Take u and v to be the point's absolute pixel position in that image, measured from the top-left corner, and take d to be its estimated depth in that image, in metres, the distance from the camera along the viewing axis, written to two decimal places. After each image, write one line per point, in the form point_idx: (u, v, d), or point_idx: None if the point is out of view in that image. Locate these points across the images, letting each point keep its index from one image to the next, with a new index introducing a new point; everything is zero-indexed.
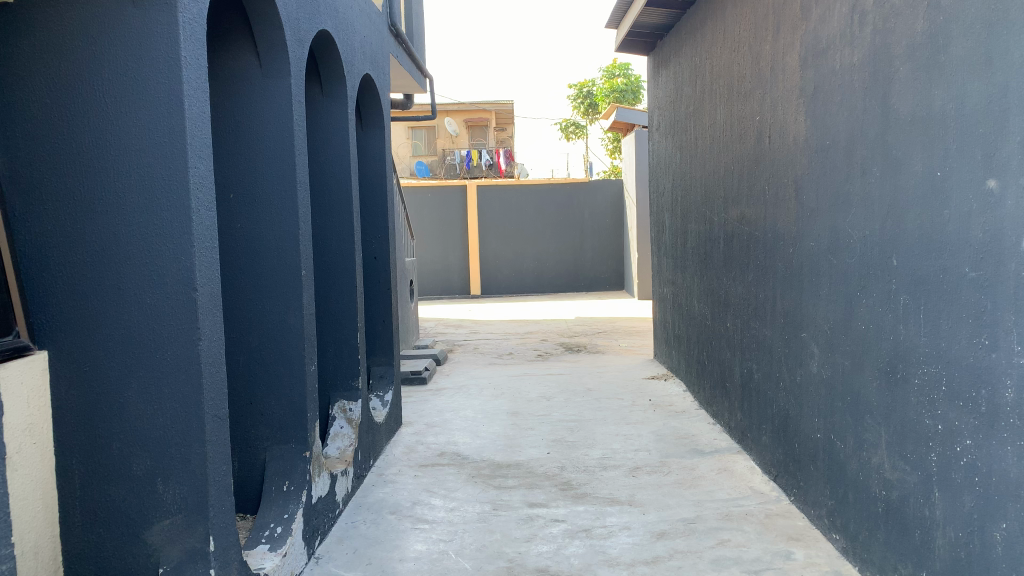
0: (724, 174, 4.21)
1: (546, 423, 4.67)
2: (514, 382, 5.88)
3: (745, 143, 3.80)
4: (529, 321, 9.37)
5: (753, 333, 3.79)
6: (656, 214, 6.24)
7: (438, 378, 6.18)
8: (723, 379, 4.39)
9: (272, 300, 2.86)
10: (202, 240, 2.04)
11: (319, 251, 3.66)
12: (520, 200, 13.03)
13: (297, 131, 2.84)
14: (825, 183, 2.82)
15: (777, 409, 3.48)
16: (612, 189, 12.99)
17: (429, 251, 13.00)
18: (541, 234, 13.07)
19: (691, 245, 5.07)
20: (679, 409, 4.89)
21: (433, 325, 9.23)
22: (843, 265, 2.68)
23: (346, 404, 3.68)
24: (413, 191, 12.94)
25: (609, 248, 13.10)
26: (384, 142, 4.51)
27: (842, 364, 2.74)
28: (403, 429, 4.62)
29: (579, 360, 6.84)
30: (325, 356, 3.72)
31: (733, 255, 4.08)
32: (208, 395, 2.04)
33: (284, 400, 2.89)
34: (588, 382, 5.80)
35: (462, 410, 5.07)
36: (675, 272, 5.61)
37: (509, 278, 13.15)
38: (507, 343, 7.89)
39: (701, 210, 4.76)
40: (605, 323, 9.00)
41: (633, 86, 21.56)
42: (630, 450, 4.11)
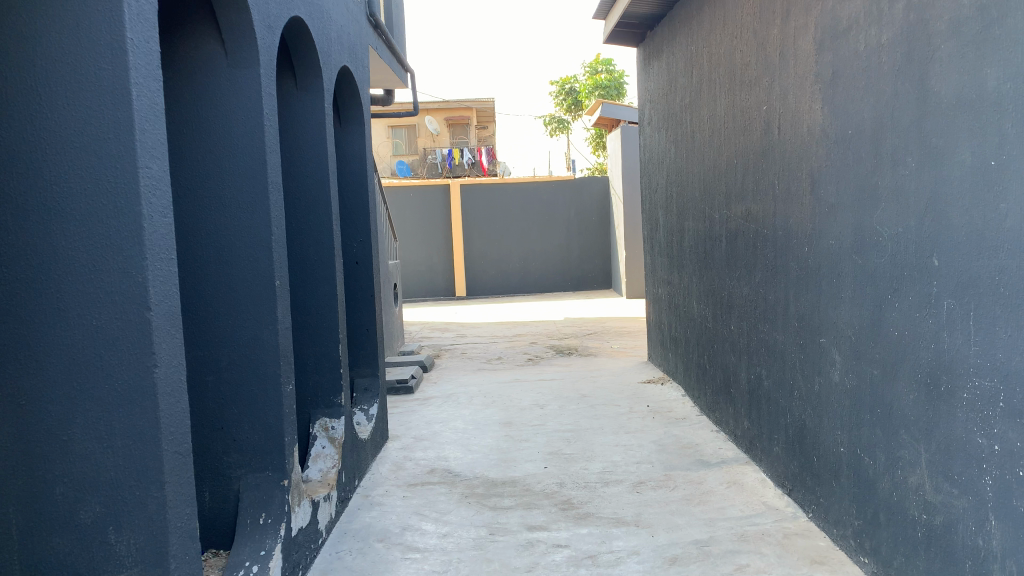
0: (727, 169, 3.99)
1: (541, 434, 4.42)
2: (505, 389, 5.63)
3: (751, 135, 3.57)
4: (517, 323, 9.12)
5: (762, 337, 3.57)
6: (649, 212, 6.02)
7: (425, 386, 5.92)
8: (727, 385, 4.17)
9: (244, 313, 2.59)
10: (155, 251, 1.77)
11: (296, 257, 3.39)
12: (504, 198, 12.77)
13: (268, 128, 2.57)
14: (848, 176, 2.59)
15: (791, 419, 3.26)
16: (598, 186, 12.77)
17: (412, 252, 12.71)
18: (527, 233, 12.82)
19: (689, 243, 4.85)
20: (679, 416, 4.66)
21: (418, 329, 8.95)
22: (871, 265, 2.46)
23: (328, 421, 3.42)
24: (395, 191, 12.64)
25: (596, 246, 12.87)
26: (364, 139, 4.24)
27: (869, 373, 2.51)
28: (389, 444, 4.35)
29: (572, 364, 6.59)
30: (305, 371, 3.45)
31: (737, 254, 3.85)
32: (166, 429, 1.78)
33: (259, 424, 2.61)
34: (582, 387, 5.56)
35: (451, 421, 4.81)
36: (671, 272, 5.39)
37: (494, 278, 12.89)
38: (496, 346, 7.64)
39: (700, 207, 4.54)
40: (595, 324, 8.77)
41: (616, 82, 21.36)
42: (632, 463, 3.87)
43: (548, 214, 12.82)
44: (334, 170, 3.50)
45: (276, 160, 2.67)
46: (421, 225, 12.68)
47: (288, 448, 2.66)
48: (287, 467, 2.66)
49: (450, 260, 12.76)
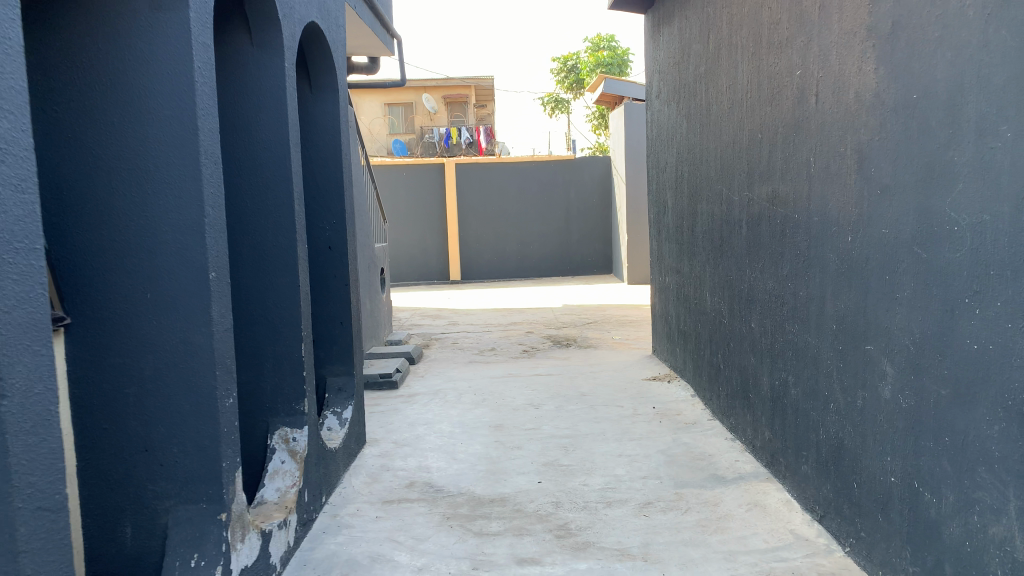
0: (749, 145, 3.52)
1: (535, 441, 3.97)
2: (497, 385, 5.18)
3: (780, 105, 3.09)
4: (513, 311, 8.66)
5: (789, 338, 3.11)
6: (656, 194, 5.55)
7: (411, 381, 5.47)
8: (745, 388, 3.72)
9: (173, 312, 2.13)
10: (6, 239, 1.30)
11: (252, 243, 2.92)
12: (501, 179, 12.27)
13: (200, 85, 2.10)
14: (909, 151, 2.13)
15: (823, 436, 2.81)
16: (599, 166, 12.27)
17: (406, 234, 12.24)
18: (525, 215, 12.33)
19: (702, 228, 4.39)
20: (689, 420, 4.21)
21: (408, 316, 8.49)
22: (939, 261, 2.00)
23: (288, 432, 2.98)
24: (388, 170, 12.14)
25: (597, 229, 12.39)
26: (338, 109, 3.76)
27: (934, 392, 2.06)
28: (366, 450, 3.90)
29: (570, 357, 6.13)
30: (263, 374, 2.99)
31: (760, 242, 3.39)
32: (22, 478, 1.32)
33: (191, 447, 2.15)
34: (582, 385, 5.11)
35: (437, 424, 4.36)
36: (680, 260, 4.93)
37: (491, 262, 12.42)
38: (490, 336, 7.18)
39: (716, 188, 4.07)
40: (595, 313, 8.30)
41: (618, 60, 20.77)
42: (637, 477, 3.42)
43: (547, 195, 12.33)
44: (298, 142, 3.02)
45: (213, 125, 2.19)
46: (414, 206, 12.20)
47: (227, 475, 2.20)
48: (226, 498, 2.20)
49: (445, 243, 12.29)
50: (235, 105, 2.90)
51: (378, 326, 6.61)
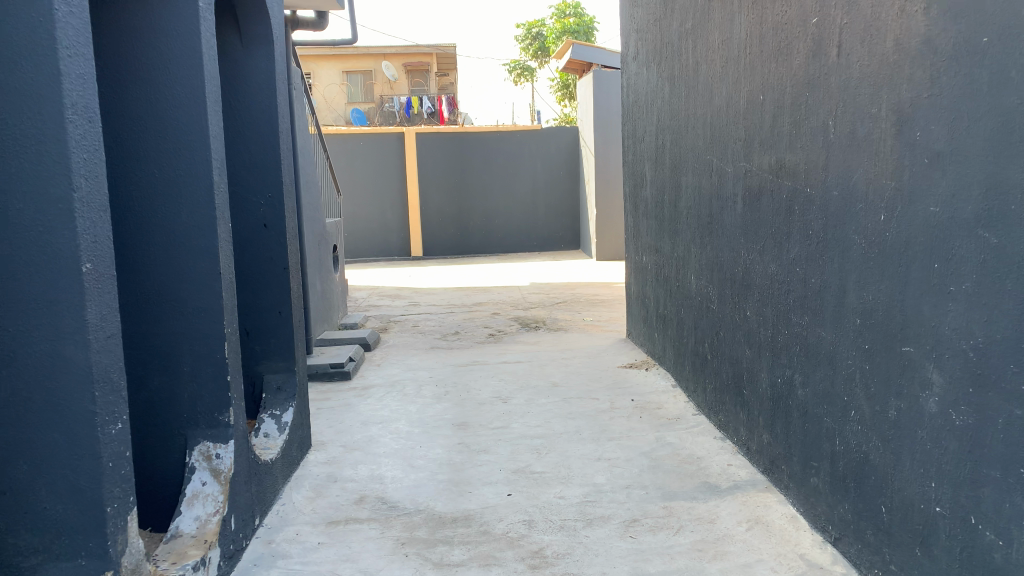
0: (747, 108, 3.08)
1: (503, 443, 3.54)
2: (461, 376, 4.73)
3: (789, 60, 2.66)
4: (477, 290, 8.20)
5: (795, 331, 2.71)
6: (632, 166, 5.11)
7: (366, 370, 5.00)
8: (738, 383, 3.32)
9: (35, 315, 1.63)
10: None
11: (162, 221, 2.41)
12: (464, 150, 11.73)
13: (63, 15, 1.58)
14: (974, 109, 1.70)
15: (840, 447, 2.42)
16: (566, 137, 11.79)
17: (364, 208, 11.66)
18: (489, 188, 11.83)
19: (686, 204, 3.97)
20: (672, 417, 3.81)
21: (366, 295, 7.98)
22: (1017, 248, 1.59)
23: (210, 448, 2.51)
24: (344, 140, 11.52)
25: (564, 203, 11.94)
26: (274, 64, 3.24)
27: (1002, 411, 1.66)
28: (310, 457, 3.44)
29: (539, 341, 5.70)
30: (179, 379, 2.50)
31: (761, 219, 2.97)
32: None
33: (65, 488, 1.67)
34: (553, 374, 4.69)
35: (393, 422, 3.91)
36: (660, 238, 4.52)
37: (453, 237, 11.91)
38: (453, 318, 6.72)
39: (703, 159, 3.65)
40: (564, 292, 7.88)
41: (585, 28, 20.20)
42: (620, 488, 3.01)
43: (512, 167, 11.82)
44: (218, 99, 2.51)
45: (89, 72, 1.68)
46: (372, 178, 11.62)
47: (114, 522, 1.71)
48: (113, 552, 1.72)
49: (405, 217, 11.74)
50: (137, 53, 2.37)
51: (331, 308, 6.10)
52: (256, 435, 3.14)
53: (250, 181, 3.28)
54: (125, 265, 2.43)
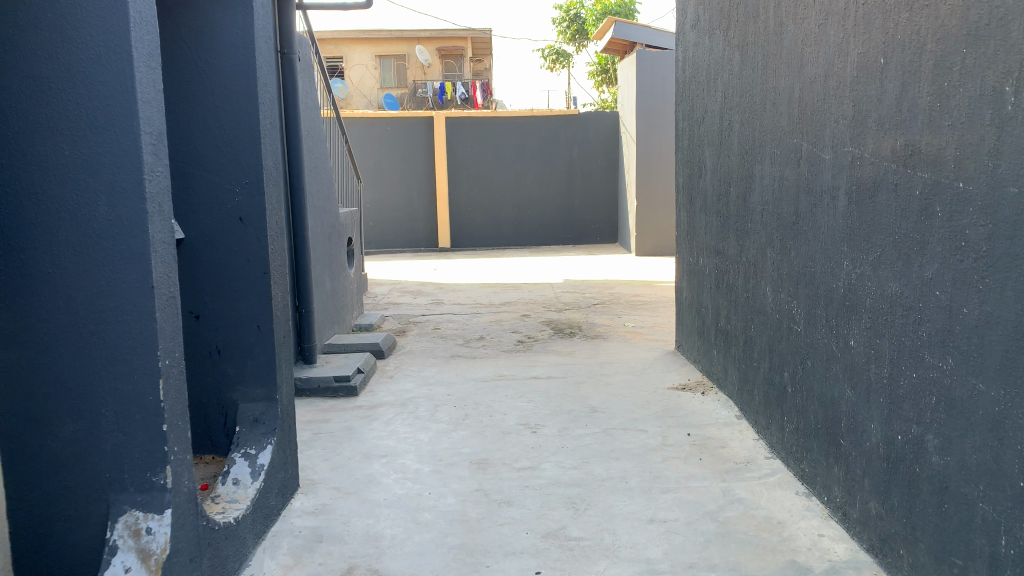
0: (856, 76, 2.36)
1: (530, 490, 2.88)
2: (484, 395, 4.07)
3: (930, 4, 1.94)
4: (507, 288, 7.53)
5: (930, 376, 2.00)
6: (688, 153, 4.40)
7: (376, 384, 4.37)
8: (832, 429, 2.61)
9: None
10: None
11: (74, 216, 1.80)
12: (496, 135, 11.04)
13: None
14: None
15: (1006, 548, 1.71)
16: (606, 123, 11.04)
17: (389, 196, 11.06)
18: (522, 176, 11.14)
19: (760, 198, 3.26)
20: (739, 461, 3.12)
21: (386, 291, 7.37)
22: None
23: (138, 518, 1.87)
24: (370, 123, 10.91)
25: (602, 193, 11.20)
26: (252, 18, 2.59)
27: None
28: (294, 505, 2.81)
29: (575, 351, 5.02)
30: (99, 427, 1.87)
31: (878, 222, 2.25)
32: None
33: None
34: (591, 395, 4.02)
35: (400, 456, 3.27)
36: (723, 238, 3.81)
37: (484, 228, 11.24)
38: (478, 320, 6.08)
39: (787, 143, 2.94)
40: (602, 292, 7.18)
41: (625, 9, 19.34)
42: (680, 568, 2.33)
43: (547, 154, 11.11)
44: (156, 53, 1.86)
45: None
46: (399, 164, 11.01)
47: None
48: None
49: (433, 205, 11.11)
50: None
51: (342, 308, 5.48)
52: (221, 483, 2.55)
53: (223, 163, 2.65)
54: (25, 274, 1.82)
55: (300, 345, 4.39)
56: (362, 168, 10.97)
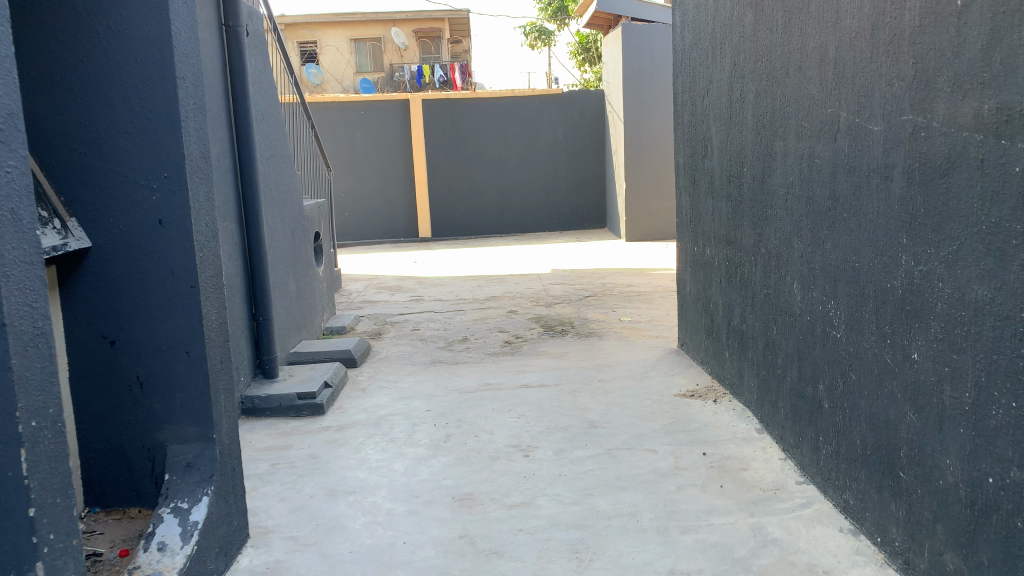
0: (917, 25, 1.90)
1: (524, 535, 2.42)
2: (469, 409, 3.60)
3: None
4: (492, 280, 7.05)
5: None
6: (691, 130, 3.93)
7: (346, 398, 3.90)
8: (888, 459, 2.15)
9: None
10: None
11: None
12: (477, 118, 10.51)
13: None
14: None
15: None
16: (591, 102, 10.54)
17: (366, 184, 10.55)
18: (505, 161, 10.63)
19: (784, 180, 2.79)
20: (767, 488, 2.67)
21: (362, 288, 6.87)
22: None
23: None
24: (343, 108, 10.37)
25: (589, 176, 10.72)
26: None
27: None
28: (239, 564, 2.33)
29: (568, 352, 4.56)
30: None
31: (953, 207, 1.79)
32: None
33: None
34: (589, 407, 3.56)
35: (370, 493, 2.80)
36: (736, 225, 3.35)
37: (466, 215, 10.73)
38: (461, 318, 5.60)
39: (819, 114, 2.47)
40: (594, 283, 6.71)
41: None
42: None
43: (531, 137, 10.61)
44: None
45: None
46: (375, 151, 10.49)
47: None
48: None
49: (412, 194, 10.60)
50: None
51: (311, 311, 4.99)
52: (144, 549, 2.05)
53: (135, 154, 2.15)
54: None
55: (259, 358, 3.90)
56: (336, 155, 10.44)
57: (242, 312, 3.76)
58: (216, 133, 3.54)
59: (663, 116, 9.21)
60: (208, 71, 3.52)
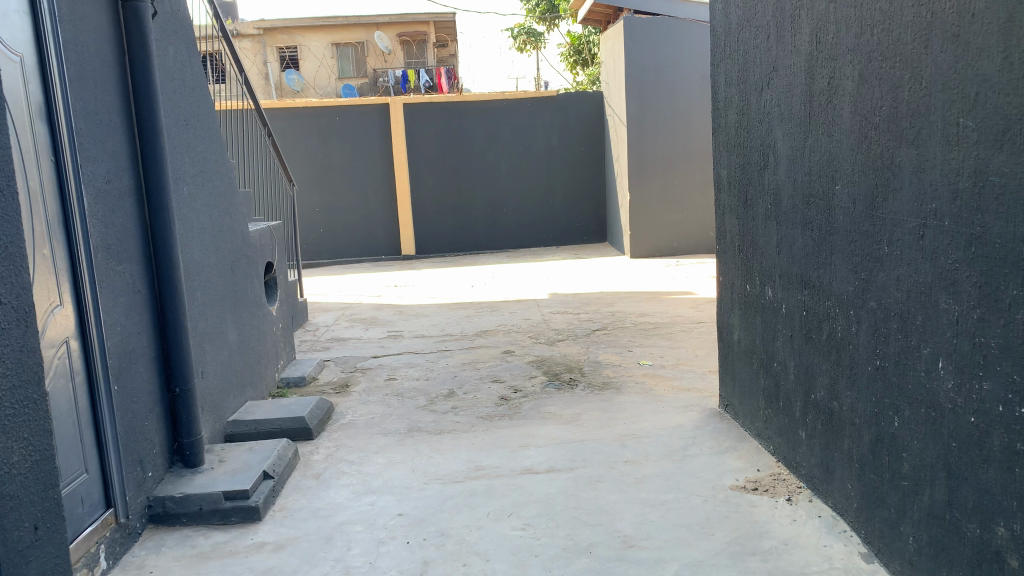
0: None
1: None
2: (455, 515, 2.67)
3: None
4: (482, 309, 6.13)
5: None
6: (742, 135, 3.02)
7: (296, 491, 2.97)
8: None
9: None
10: None
11: None
12: (464, 123, 9.59)
13: None
14: None
15: None
16: (589, 104, 9.63)
17: (342, 196, 9.61)
18: (494, 170, 9.70)
19: (916, 208, 1.89)
20: None
21: (332, 321, 5.94)
22: None
23: None
24: (315, 113, 9.43)
25: (586, 185, 9.81)
26: None
27: None
28: None
29: (580, 414, 3.63)
30: None
31: None
32: None
33: None
34: (618, 509, 2.64)
35: None
36: (820, 265, 2.44)
37: (453, 230, 9.80)
38: (447, 361, 4.68)
39: (997, 105, 1.57)
40: (601, 312, 5.79)
41: None
42: None
43: (524, 143, 9.69)
44: None
45: None
46: (351, 160, 9.56)
47: None
48: None
49: (393, 207, 9.67)
50: None
51: (258, 363, 4.04)
52: None
53: None
54: None
55: (178, 440, 2.95)
56: (309, 165, 9.50)
57: (152, 383, 2.82)
58: (107, 142, 2.60)
59: (672, 120, 8.31)
60: (97, 59, 2.58)
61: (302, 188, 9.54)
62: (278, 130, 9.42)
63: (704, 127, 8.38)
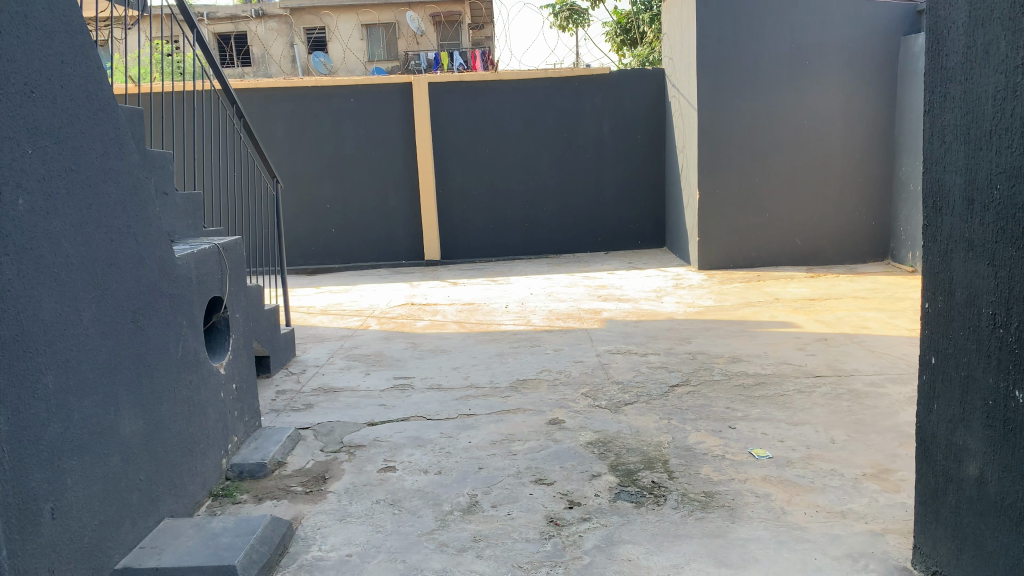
0: None
1: None
2: None
3: None
4: (520, 345, 4.75)
5: None
6: None
7: None
8: None
9: None
10: None
11: None
12: (499, 105, 8.18)
13: None
14: None
15: None
16: (647, 85, 8.19)
17: (356, 191, 8.29)
18: (534, 161, 8.29)
19: None
20: None
21: (327, 358, 4.62)
22: None
23: None
24: (324, 93, 8.11)
25: (641, 181, 8.36)
26: None
27: None
28: None
29: (681, 569, 2.24)
30: None
31: None
32: None
33: None
34: None
35: None
36: None
37: (485, 231, 8.43)
38: (470, 435, 3.32)
39: None
40: (677, 355, 4.38)
41: None
42: None
43: (570, 130, 8.26)
44: None
45: None
46: (368, 149, 8.22)
47: None
48: None
49: (416, 204, 8.33)
50: None
51: (188, 456, 2.72)
52: None
53: None
54: None
55: None
56: (318, 154, 8.21)
57: None
58: None
59: (754, 102, 6.82)
60: None
61: (310, 181, 8.24)
62: (283, 113, 8.14)
63: (796, 110, 6.84)
